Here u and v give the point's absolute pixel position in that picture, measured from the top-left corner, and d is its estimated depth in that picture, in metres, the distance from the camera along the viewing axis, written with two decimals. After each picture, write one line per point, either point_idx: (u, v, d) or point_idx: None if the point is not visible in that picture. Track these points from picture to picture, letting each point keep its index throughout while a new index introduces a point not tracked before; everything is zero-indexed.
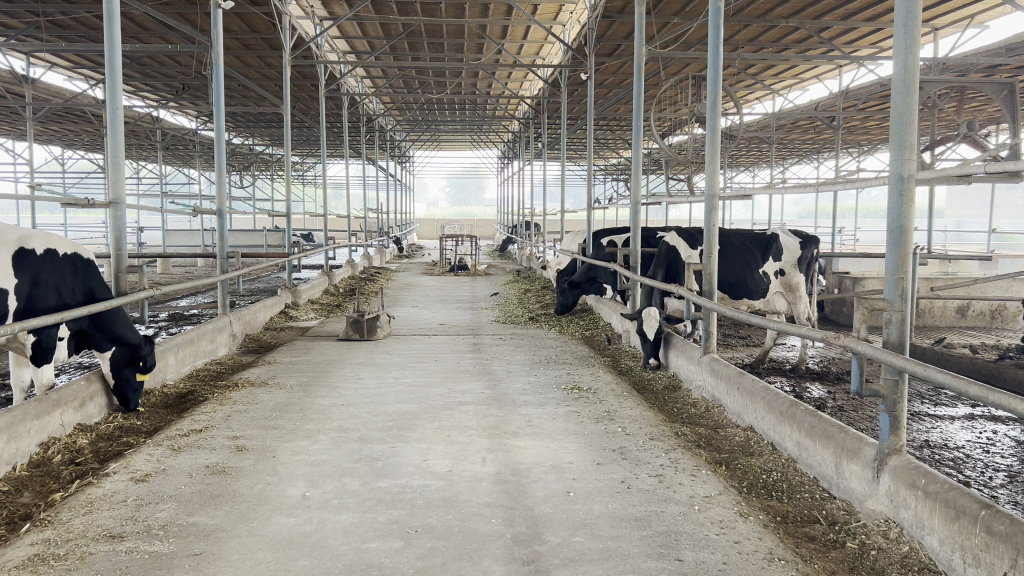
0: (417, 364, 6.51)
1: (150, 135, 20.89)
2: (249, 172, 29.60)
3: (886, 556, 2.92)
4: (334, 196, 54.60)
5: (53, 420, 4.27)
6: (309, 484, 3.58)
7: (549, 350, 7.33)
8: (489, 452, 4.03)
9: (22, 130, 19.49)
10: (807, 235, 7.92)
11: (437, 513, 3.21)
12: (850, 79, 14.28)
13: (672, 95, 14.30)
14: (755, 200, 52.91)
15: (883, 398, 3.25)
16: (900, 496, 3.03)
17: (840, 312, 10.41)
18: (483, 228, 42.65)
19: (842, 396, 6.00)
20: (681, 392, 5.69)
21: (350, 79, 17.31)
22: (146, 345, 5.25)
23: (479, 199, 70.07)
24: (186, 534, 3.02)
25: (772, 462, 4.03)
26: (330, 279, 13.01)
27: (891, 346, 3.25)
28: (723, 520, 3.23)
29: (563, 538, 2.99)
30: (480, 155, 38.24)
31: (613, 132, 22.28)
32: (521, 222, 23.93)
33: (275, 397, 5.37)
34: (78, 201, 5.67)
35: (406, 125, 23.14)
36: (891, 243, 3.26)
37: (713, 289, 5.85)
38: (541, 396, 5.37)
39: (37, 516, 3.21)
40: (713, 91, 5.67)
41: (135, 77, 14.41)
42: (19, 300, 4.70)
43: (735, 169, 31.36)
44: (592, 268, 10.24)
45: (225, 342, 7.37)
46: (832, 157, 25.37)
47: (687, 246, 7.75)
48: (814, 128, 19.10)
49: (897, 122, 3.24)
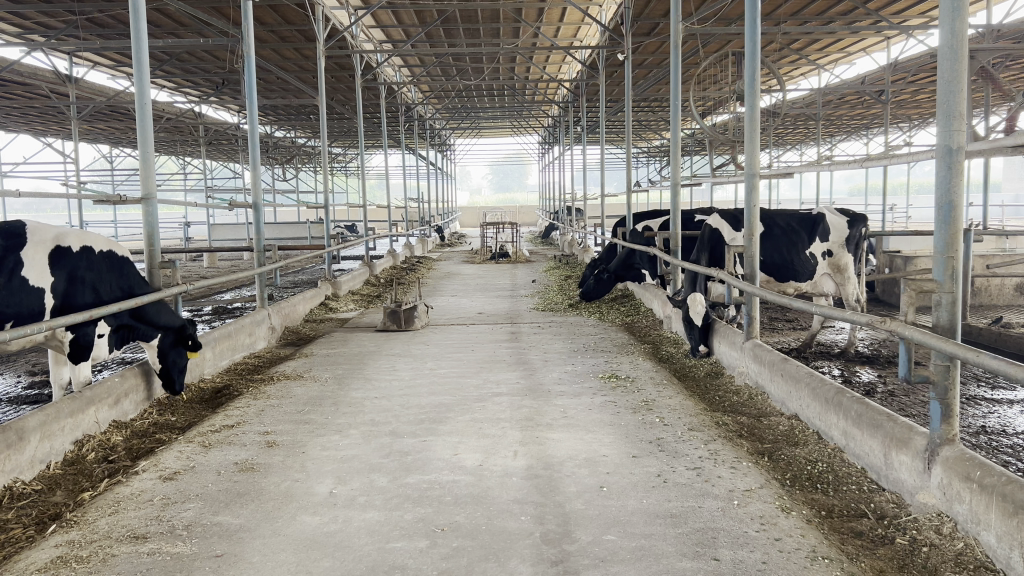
0: (454, 354, 6.44)
1: (194, 130, 21.14)
2: (292, 165, 29.86)
3: (939, 553, 2.75)
4: (376, 185, 55.02)
5: (87, 417, 4.26)
6: (337, 480, 3.51)
7: (587, 337, 7.19)
8: (520, 445, 3.92)
9: (69, 130, 19.86)
10: (854, 213, 7.64)
11: (465, 511, 3.11)
12: (899, 51, 13.84)
13: (712, 75, 14.03)
14: (802, 179, 52.11)
15: (934, 385, 3.06)
16: (954, 488, 2.85)
17: (892, 292, 10.09)
18: (526, 214, 42.66)
19: (892, 381, 5.76)
20: (723, 380, 5.52)
21: (387, 68, 17.31)
22: (189, 324, 5.43)
23: (523, 186, 70.13)
24: (211, 534, 2.97)
25: (817, 452, 3.85)
26: (371, 269, 13.03)
27: (941, 329, 3.06)
28: (764, 515, 3.08)
29: (594, 537, 2.87)
30: (521, 141, 38.16)
31: (655, 114, 22.01)
32: (563, 207, 23.79)
33: (309, 390, 5.32)
34: (109, 197, 5.60)
35: (445, 112, 23.09)
36: (939, 221, 3.06)
37: (755, 272, 5.64)
38: (579, 386, 5.24)
39: (64, 517, 3.18)
40: (750, 67, 5.42)
41: (175, 73, 14.53)
42: (55, 298, 4.67)
43: (781, 148, 30.83)
44: (632, 252, 10.08)
45: (264, 335, 7.38)
46: (882, 133, 24.72)
47: (731, 229, 7.55)
48: (861, 104, 18.65)
49: (945, 90, 3.03)
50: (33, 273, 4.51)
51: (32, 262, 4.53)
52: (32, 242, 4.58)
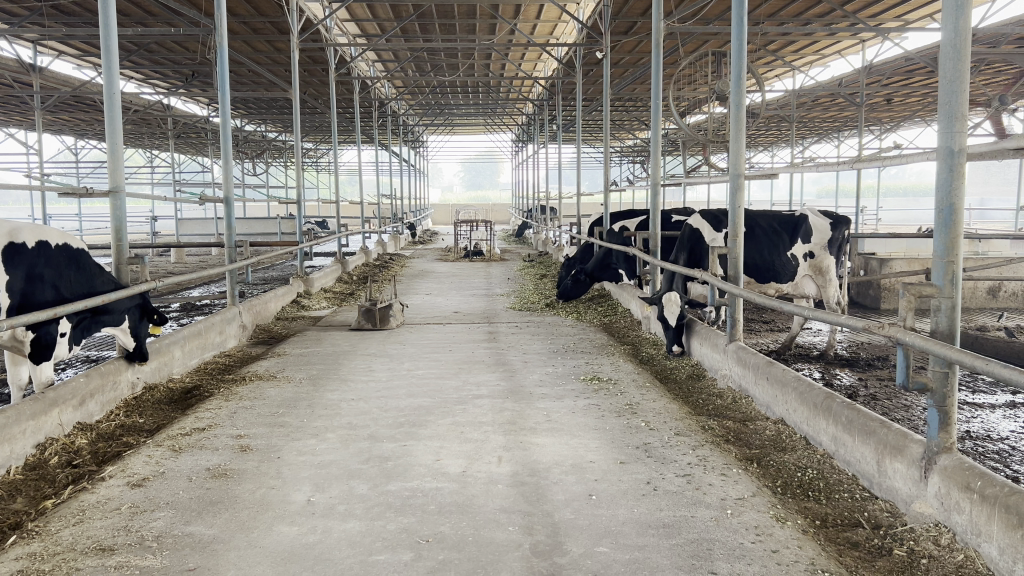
0: (431, 354, 6.29)
1: (161, 123, 20.73)
2: (263, 161, 29.47)
3: (939, 565, 2.67)
4: (347, 181, 54.70)
5: (50, 419, 4.08)
6: (314, 488, 3.38)
7: (566, 338, 7.09)
8: (505, 451, 3.81)
9: (32, 121, 19.39)
10: (837, 215, 7.60)
11: (450, 521, 2.99)
12: (874, 54, 13.94)
13: (689, 74, 14.03)
14: (774, 181, 52.58)
15: (930, 393, 2.99)
16: (952, 498, 2.78)
17: (868, 293, 10.10)
18: (499, 214, 42.53)
19: (874, 385, 5.72)
20: (705, 382, 5.45)
21: (360, 62, 17.12)
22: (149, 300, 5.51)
23: (495, 184, 70.12)
24: (182, 546, 2.82)
25: (806, 458, 3.78)
26: (343, 266, 12.83)
27: (939, 335, 2.98)
28: (758, 525, 2.99)
29: (586, 548, 2.76)
30: (494, 139, 38.05)
31: (630, 113, 22.00)
32: (537, 206, 23.70)
33: (283, 391, 5.17)
34: (75, 190, 5.38)
35: (419, 109, 22.92)
36: (940, 224, 2.99)
37: (739, 273, 5.56)
38: (560, 388, 5.14)
39: (25, 526, 3.01)
40: (737, 67, 5.34)
41: (143, 64, 14.24)
42: (12, 297, 4.40)
43: (755, 148, 31.03)
44: (609, 252, 9.94)
45: (234, 333, 7.19)
46: (855, 135, 24.91)
47: (711, 229, 7.49)
48: (835, 107, 18.79)
49: (947, 90, 2.96)
50: None
51: None
52: None
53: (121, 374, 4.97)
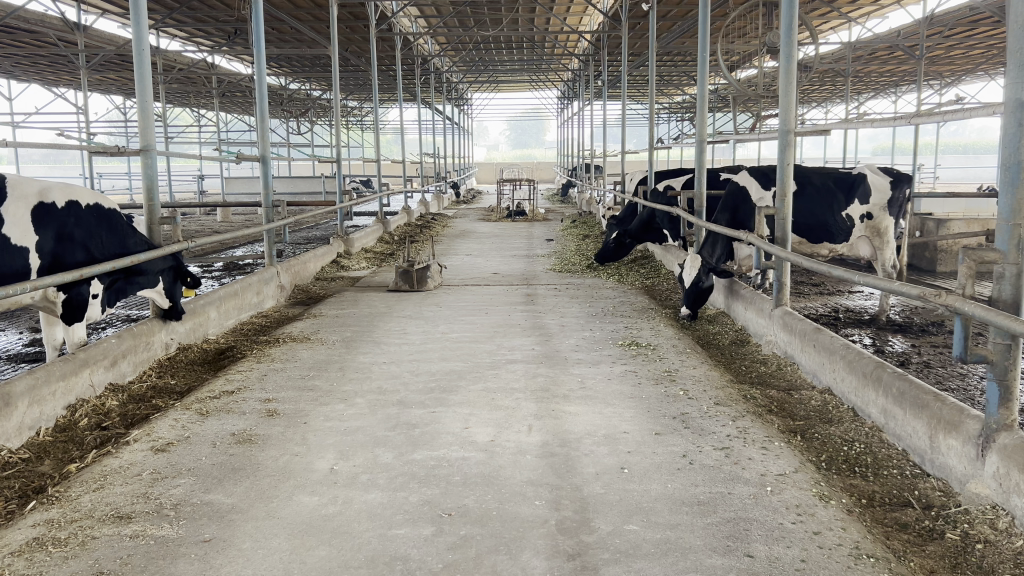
0: (467, 316, 6.18)
1: (206, 82, 20.79)
2: (308, 120, 29.54)
3: (995, 551, 2.48)
4: (392, 140, 54.91)
5: (81, 380, 4.05)
6: (338, 455, 3.29)
7: (606, 301, 6.91)
8: (536, 420, 3.68)
9: (80, 80, 19.56)
10: (899, 173, 7.22)
11: (474, 493, 2.88)
12: (936, 3, 13.32)
13: (741, 26, 13.59)
14: (828, 137, 51.31)
15: (991, 365, 2.78)
16: (1011, 480, 2.57)
17: (923, 254, 9.72)
18: (544, 172, 42.17)
19: (928, 351, 5.48)
20: (750, 347, 5.24)
21: (402, 18, 16.93)
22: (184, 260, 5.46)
23: (540, 142, 69.64)
24: (200, 515, 2.75)
25: (854, 431, 3.58)
26: (385, 226, 12.78)
27: (1003, 305, 2.76)
28: (799, 504, 2.82)
29: (614, 526, 2.62)
30: (539, 96, 37.60)
31: (678, 67, 21.45)
32: (582, 165, 23.38)
33: (316, 354, 5.10)
34: (106, 147, 5.29)
35: (462, 66, 22.66)
36: (1006, 185, 2.76)
37: (786, 234, 5.32)
38: (596, 353, 4.99)
39: (46, 492, 2.96)
40: (788, 16, 5.04)
41: (184, 23, 14.25)
42: (42, 257, 4.40)
43: (809, 104, 30.15)
44: (654, 213, 9.59)
45: (272, 294, 7.15)
46: (914, 90, 24.01)
47: (759, 188, 7.20)
48: (894, 60, 18.09)
49: (1016, 37, 2.70)
50: (15, 231, 4.22)
51: (14, 220, 4.24)
52: (13, 197, 4.26)
53: (154, 335, 4.93)
